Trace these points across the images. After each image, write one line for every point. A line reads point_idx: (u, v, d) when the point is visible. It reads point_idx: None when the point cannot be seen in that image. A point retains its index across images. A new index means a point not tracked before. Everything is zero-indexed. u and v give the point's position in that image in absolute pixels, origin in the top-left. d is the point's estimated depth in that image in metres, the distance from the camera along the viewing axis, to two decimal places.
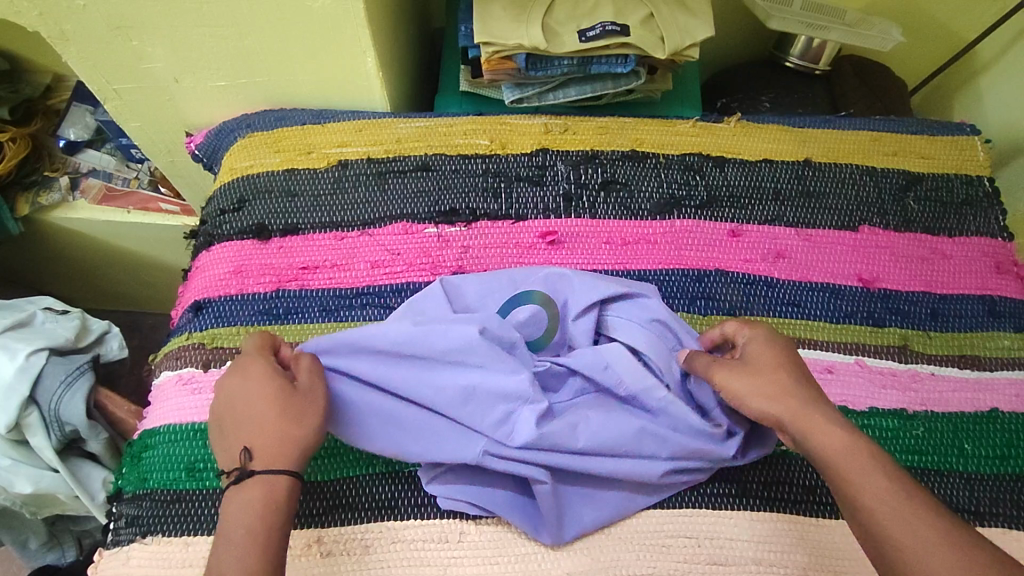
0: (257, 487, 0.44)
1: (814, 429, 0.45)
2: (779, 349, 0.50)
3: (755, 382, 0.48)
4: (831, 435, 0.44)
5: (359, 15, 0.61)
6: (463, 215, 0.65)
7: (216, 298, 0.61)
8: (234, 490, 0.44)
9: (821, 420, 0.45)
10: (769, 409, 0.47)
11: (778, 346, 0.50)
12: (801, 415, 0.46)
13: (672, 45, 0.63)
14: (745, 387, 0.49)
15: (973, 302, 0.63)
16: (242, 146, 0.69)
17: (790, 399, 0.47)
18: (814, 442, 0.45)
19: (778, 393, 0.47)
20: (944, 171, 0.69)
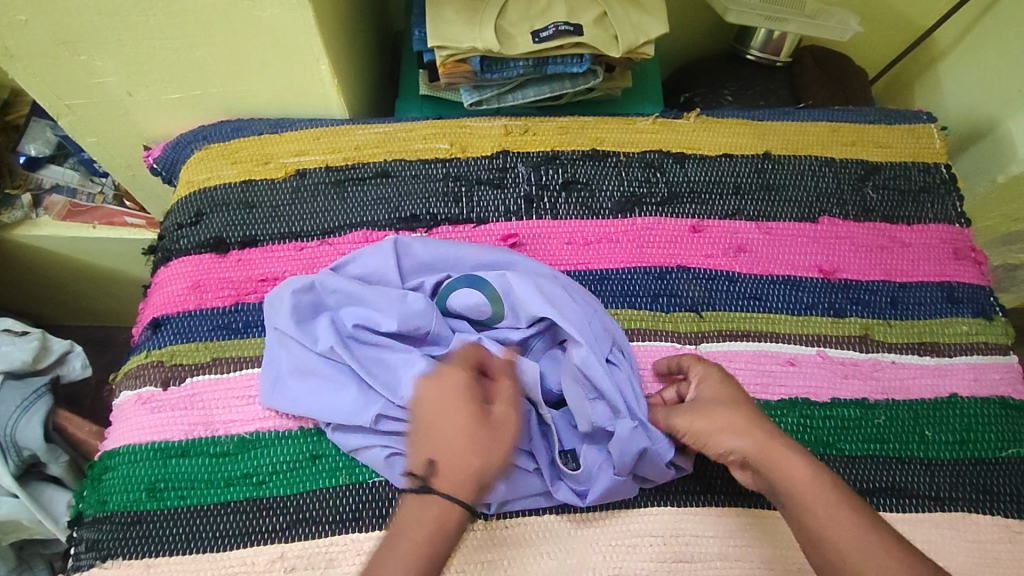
0: (437, 505, 0.47)
1: (778, 463, 0.47)
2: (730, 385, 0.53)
3: (720, 420, 0.50)
4: (794, 468, 0.47)
5: (310, 24, 0.60)
6: (424, 220, 0.65)
7: (175, 314, 0.61)
8: (413, 501, 0.48)
9: (783, 455, 0.47)
10: (735, 445, 0.49)
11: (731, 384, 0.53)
12: (767, 453, 0.48)
13: (626, 43, 0.63)
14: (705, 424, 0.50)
15: (931, 288, 0.64)
16: (198, 158, 0.69)
17: (752, 434, 0.49)
18: (776, 475, 0.47)
19: (740, 427, 0.49)
20: (902, 159, 0.70)
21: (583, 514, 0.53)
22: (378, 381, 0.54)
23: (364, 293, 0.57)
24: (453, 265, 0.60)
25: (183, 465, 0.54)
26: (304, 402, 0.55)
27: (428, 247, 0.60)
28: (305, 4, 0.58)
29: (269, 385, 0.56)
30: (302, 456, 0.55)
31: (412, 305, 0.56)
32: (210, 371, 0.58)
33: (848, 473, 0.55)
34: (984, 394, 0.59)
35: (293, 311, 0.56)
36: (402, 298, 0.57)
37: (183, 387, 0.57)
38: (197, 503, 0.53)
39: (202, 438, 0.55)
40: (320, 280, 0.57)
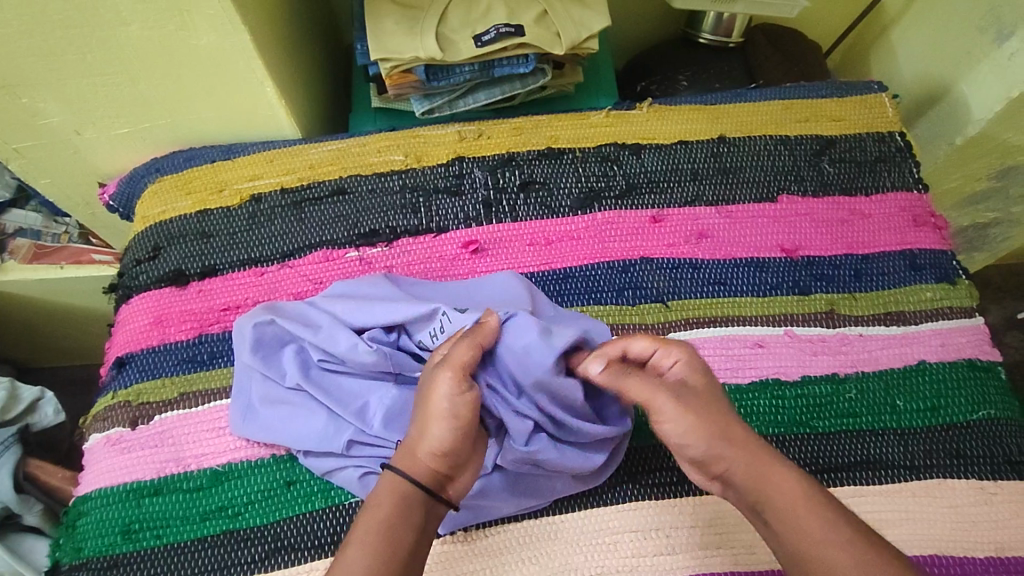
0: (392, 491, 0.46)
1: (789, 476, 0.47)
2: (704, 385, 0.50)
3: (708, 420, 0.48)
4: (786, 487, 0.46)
5: (248, 47, 0.59)
6: (384, 234, 0.65)
7: (139, 351, 0.60)
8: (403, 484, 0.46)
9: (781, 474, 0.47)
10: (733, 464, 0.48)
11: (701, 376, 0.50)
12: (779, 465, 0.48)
13: (569, 40, 0.62)
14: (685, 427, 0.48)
15: (894, 258, 0.64)
16: (153, 192, 0.68)
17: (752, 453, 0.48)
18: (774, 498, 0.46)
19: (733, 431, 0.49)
20: (857, 131, 0.70)
21: (562, 516, 0.53)
22: (346, 407, 0.55)
23: (333, 327, 0.56)
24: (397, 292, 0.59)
25: (156, 504, 0.54)
26: (275, 429, 0.55)
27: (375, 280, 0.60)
28: (241, 27, 0.57)
29: (240, 415, 0.56)
30: (277, 483, 0.55)
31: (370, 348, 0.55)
32: (179, 407, 0.57)
33: (822, 451, 0.55)
34: (951, 358, 0.59)
35: (256, 344, 0.57)
36: (355, 346, 0.55)
37: (152, 425, 0.57)
38: (172, 541, 0.52)
39: (174, 475, 0.55)
40: (299, 313, 0.59)
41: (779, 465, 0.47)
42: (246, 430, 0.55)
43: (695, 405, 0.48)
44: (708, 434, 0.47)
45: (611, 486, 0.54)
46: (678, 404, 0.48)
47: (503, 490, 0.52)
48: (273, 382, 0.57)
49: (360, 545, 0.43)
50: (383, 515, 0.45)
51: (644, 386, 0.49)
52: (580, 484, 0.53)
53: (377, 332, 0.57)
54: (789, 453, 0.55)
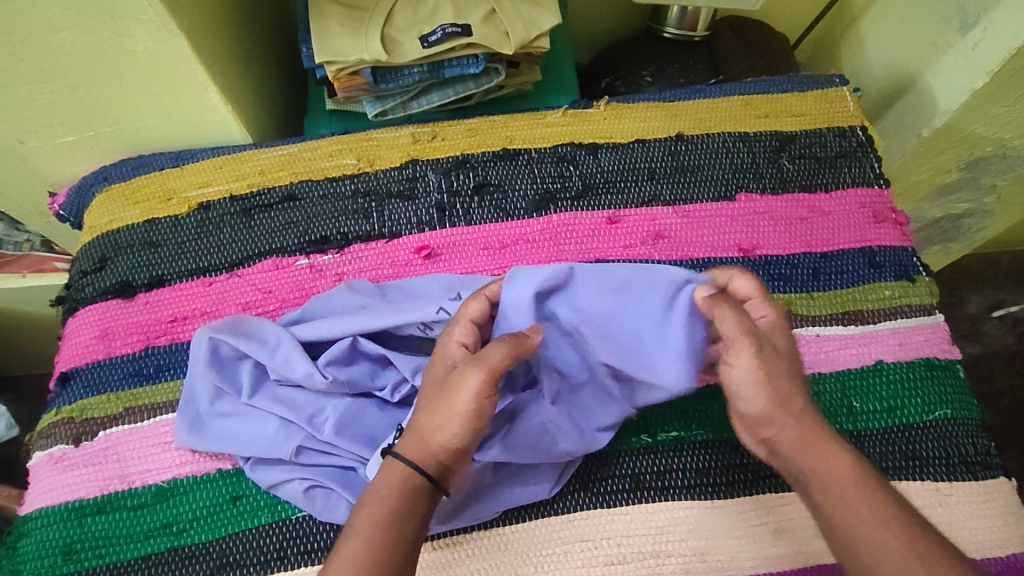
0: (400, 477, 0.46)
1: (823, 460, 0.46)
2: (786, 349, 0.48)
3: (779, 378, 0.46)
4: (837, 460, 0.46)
5: (188, 53, 0.58)
6: (335, 240, 0.63)
7: (84, 366, 0.59)
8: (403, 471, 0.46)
9: (828, 447, 0.46)
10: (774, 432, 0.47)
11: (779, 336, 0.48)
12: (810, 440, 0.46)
13: (518, 39, 0.61)
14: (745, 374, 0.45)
15: (853, 255, 0.63)
16: (100, 201, 0.66)
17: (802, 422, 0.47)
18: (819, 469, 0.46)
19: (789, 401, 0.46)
20: (817, 126, 0.68)
21: (512, 526, 0.52)
22: (299, 412, 0.54)
23: (290, 350, 0.55)
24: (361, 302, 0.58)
25: (98, 523, 0.53)
26: (225, 439, 0.54)
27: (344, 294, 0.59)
28: (179, 33, 0.55)
29: (187, 427, 0.55)
30: (222, 499, 0.54)
31: (326, 374, 0.54)
32: (124, 422, 0.56)
33: None
34: (908, 358, 0.58)
35: (210, 357, 0.56)
36: (310, 374, 0.53)
37: (96, 442, 0.56)
38: (115, 560, 0.52)
39: (118, 492, 0.54)
40: (261, 328, 0.57)
41: (809, 446, 0.46)
42: (197, 441, 0.54)
43: (774, 365, 0.46)
44: (773, 394, 0.46)
45: (563, 495, 0.53)
46: (761, 359, 0.45)
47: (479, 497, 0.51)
48: (229, 396, 0.56)
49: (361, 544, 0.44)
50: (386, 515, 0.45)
51: (740, 326, 0.45)
52: (541, 492, 0.53)
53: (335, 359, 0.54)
54: (742, 458, 0.55)
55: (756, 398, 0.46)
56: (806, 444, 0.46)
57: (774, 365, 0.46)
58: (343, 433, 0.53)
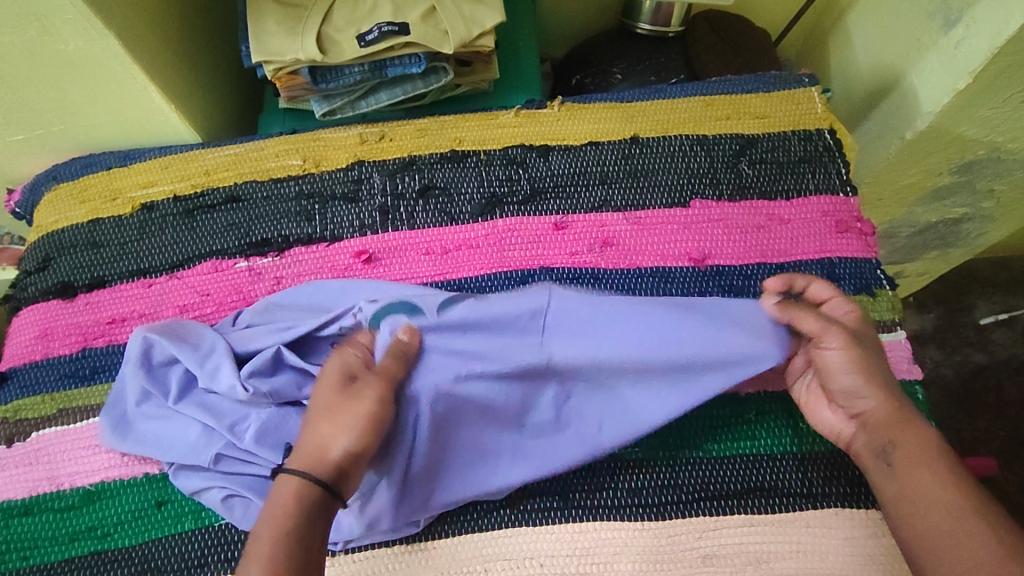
0: (289, 485, 0.46)
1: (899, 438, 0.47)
2: (870, 334, 0.51)
3: (861, 362, 0.49)
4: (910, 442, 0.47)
5: (120, 51, 0.57)
6: (274, 243, 0.62)
7: (22, 367, 0.59)
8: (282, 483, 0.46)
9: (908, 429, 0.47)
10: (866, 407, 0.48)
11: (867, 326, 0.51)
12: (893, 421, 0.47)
13: (458, 38, 0.59)
14: (841, 356, 0.49)
15: (811, 267, 0.60)
16: (49, 200, 0.66)
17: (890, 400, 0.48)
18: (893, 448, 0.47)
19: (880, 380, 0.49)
20: (781, 129, 0.65)
21: (434, 542, 0.51)
22: (221, 420, 0.53)
23: (220, 357, 0.54)
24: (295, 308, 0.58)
25: (24, 524, 0.53)
26: (148, 443, 0.54)
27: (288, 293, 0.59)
28: (107, 32, 0.55)
29: (111, 429, 0.54)
30: (148, 504, 0.53)
31: (248, 386, 0.53)
32: (56, 424, 0.56)
33: (712, 476, 0.52)
34: None
35: (141, 361, 0.55)
36: (232, 386, 0.53)
37: (28, 443, 0.56)
38: (39, 563, 0.52)
39: (46, 494, 0.54)
40: (200, 334, 0.57)
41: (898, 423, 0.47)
42: (123, 444, 0.54)
43: (864, 352, 0.49)
44: (871, 379, 0.49)
45: (488, 511, 0.52)
46: (852, 344, 0.49)
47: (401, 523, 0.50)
48: (158, 399, 0.55)
49: (263, 555, 0.43)
50: (286, 523, 0.45)
51: (819, 319, 0.50)
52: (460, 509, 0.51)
53: (257, 370, 0.53)
54: (677, 478, 0.52)
55: (849, 379, 0.49)
56: (891, 422, 0.48)
57: (862, 352, 0.49)
58: (262, 443, 0.51)
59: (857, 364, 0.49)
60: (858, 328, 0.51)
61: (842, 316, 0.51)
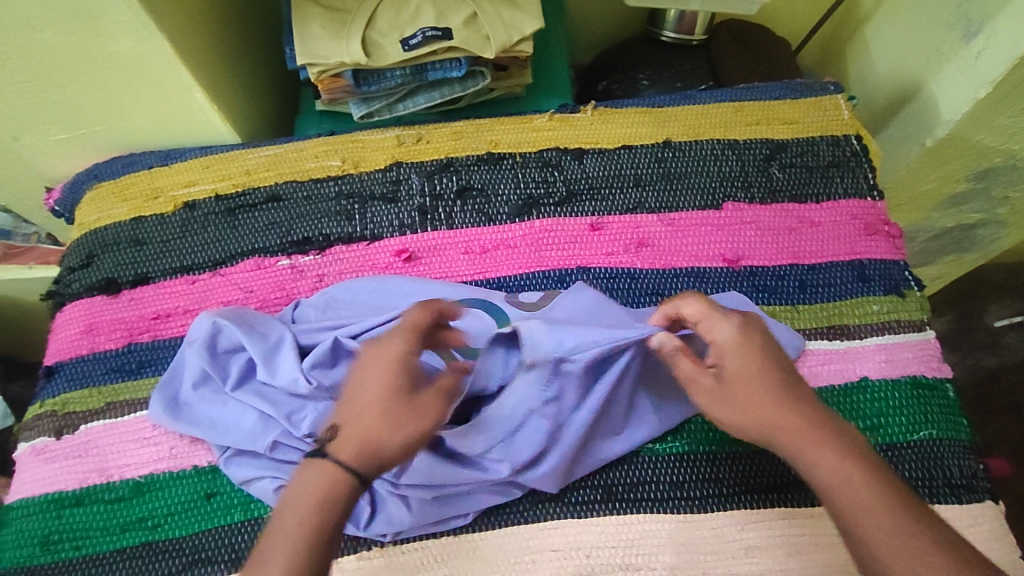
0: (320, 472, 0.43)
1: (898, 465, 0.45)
2: (751, 358, 0.47)
3: (755, 398, 0.45)
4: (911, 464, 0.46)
5: (170, 52, 0.58)
6: (316, 242, 0.64)
7: (68, 361, 0.60)
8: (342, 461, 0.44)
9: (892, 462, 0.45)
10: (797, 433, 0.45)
11: (751, 354, 0.47)
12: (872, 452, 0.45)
13: (499, 43, 0.60)
14: (725, 409, 0.46)
15: (841, 268, 0.61)
16: (91, 198, 0.68)
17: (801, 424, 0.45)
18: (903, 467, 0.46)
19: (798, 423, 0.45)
20: (809, 135, 0.67)
21: (482, 533, 0.52)
22: (278, 408, 0.53)
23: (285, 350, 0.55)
24: (353, 303, 0.59)
25: (76, 515, 0.54)
26: (202, 425, 0.54)
27: (347, 289, 0.60)
28: (158, 33, 0.56)
29: (163, 408, 0.55)
30: (197, 495, 0.54)
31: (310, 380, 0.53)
32: (103, 417, 0.57)
33: (752, 470, 0.54)
34: (895, 376, 0.57)
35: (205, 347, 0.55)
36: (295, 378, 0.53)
37: (77, 435, 0.57)
38: (91, 552, 0.53)
39: (96, 485, 0.55)
40: (266, 322, 0.57)
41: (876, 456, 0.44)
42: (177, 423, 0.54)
43: (728, 390, 0.46)
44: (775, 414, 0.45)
45: (534, 503, 0.53)
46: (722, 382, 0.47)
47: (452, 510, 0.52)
48: (215, 383, 0.56)
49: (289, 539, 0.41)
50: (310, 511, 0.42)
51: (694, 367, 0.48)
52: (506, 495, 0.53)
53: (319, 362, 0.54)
54: (717, 472, 0.54)
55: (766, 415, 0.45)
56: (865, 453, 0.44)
57: (734, 392, 0.46)
58: (318, 434, 0.52)
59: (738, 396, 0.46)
60: (735, 349, 0.47)
61: (722, 338, 0.48)
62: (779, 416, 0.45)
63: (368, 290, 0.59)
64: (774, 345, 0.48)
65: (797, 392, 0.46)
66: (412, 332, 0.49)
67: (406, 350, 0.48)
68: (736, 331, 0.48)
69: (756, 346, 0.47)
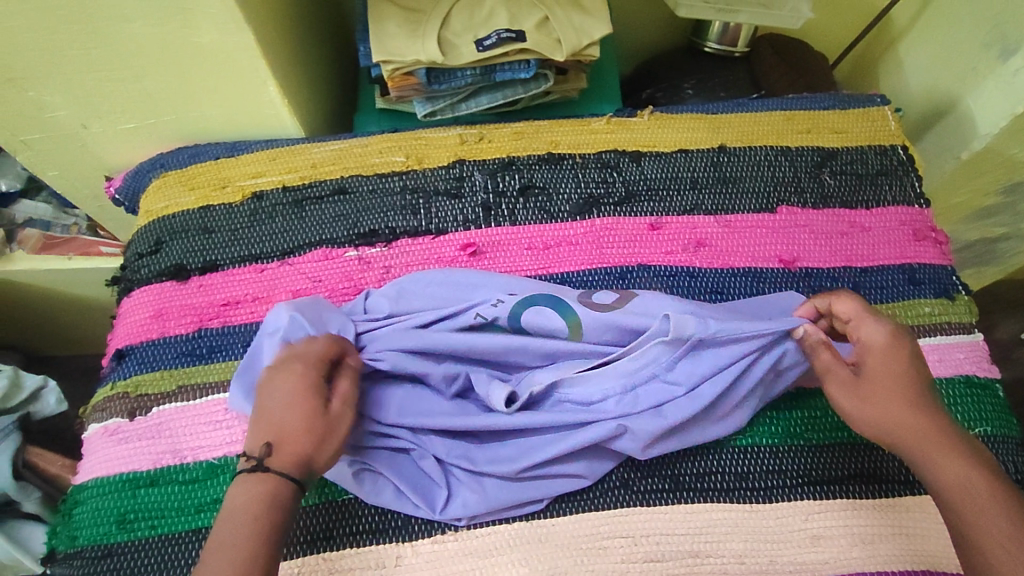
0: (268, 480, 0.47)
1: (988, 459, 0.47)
2: (902, 359, 0.51)
3: (883, 398, 0.49)
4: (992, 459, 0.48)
5: (252, 45, 0.60)
6: (383, 234, 0.65)
7: (139, 344, 0.61)
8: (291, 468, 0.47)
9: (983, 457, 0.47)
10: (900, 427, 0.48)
11: (896, 356, 0.51)
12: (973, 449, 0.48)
13: (570, 46, 0.62)
14: (857, 405, 0.50)
15: (893, 272, 0.64)
16: (156, 186, 0.69)
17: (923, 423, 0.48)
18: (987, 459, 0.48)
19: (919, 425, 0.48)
20: (858, 144, 0.69)
21: (553, 519, 0.54)
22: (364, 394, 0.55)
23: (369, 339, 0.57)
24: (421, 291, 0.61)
25: (151, 495, 0.55)
26: None
27: (417, 279, 0.61)
28: (243, 26, 0.58)
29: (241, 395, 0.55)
30: None
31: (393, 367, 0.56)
32: (176, 400, 0.58)
33: (813, 463, 0.56)
34: (948, 374, 0.59)
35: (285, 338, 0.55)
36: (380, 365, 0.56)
37: (150, 417, 0.58)
38: (167, 532, 0.53)
39: (170, 466, 0.56)
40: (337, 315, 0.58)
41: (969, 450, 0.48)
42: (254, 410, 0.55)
43: (871, 386, 0.50)
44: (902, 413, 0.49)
45: (604, 491, 0.55)
46: (864, 379, 0.51)
47: (523, 496, 0.53)
48: None
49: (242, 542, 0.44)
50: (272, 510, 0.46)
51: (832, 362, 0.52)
52: (578, 482, 0.54)
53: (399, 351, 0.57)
54: (780, 465, 0.56)
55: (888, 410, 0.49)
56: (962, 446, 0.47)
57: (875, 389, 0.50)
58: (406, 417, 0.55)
59: (874, 399, 0.50)
60: (885, 350, 0.51)
61: (869, 337, 0.52)
62: (907, 416, 0.49)
63: (439, 281, 0.61)
64: (917, 355, 0.52)
65: (925, 396, 0.50)
66: (317, 362, 0.51)
67: (313, 377, 0.50)
68: (885, 332, 0.52)
69: (901, 349, 0.51)
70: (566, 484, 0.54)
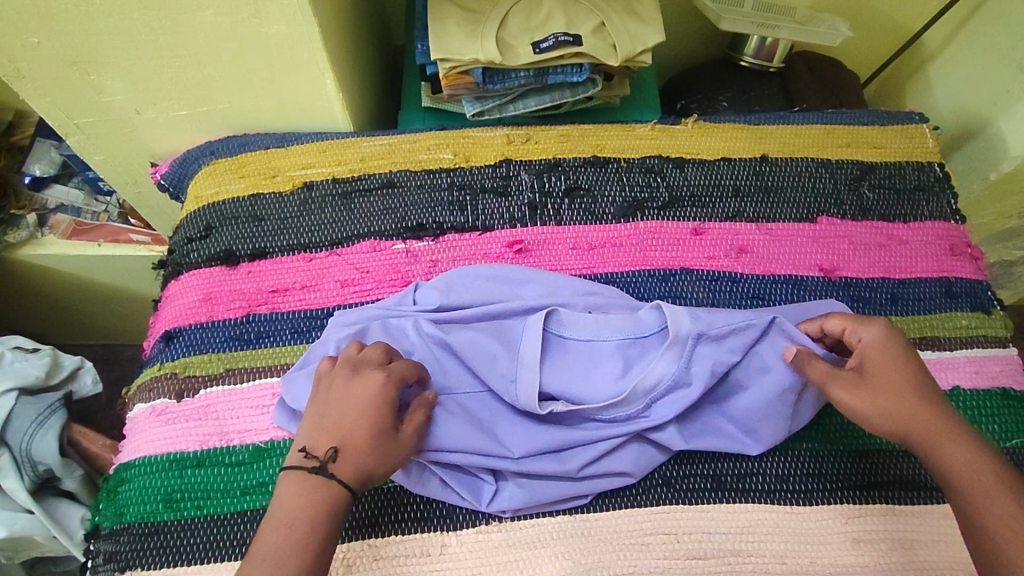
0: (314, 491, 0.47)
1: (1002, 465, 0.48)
2: (901, 359, 0.52)
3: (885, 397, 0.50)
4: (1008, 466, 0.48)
5: (316, 38, 0.61)
6: (431, 229, 0.66)
7: (187, 327, 0.62)
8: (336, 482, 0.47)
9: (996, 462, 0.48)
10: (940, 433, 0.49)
11: (894, 355, 0.52)
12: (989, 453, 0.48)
13: (625, 53, 0.64)
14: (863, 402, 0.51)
15: (930, 284, 0.65)
16: (206, 173, 0.70)
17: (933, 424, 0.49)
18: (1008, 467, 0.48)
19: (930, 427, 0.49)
20: (897, 159, 0.71)
21: (596, 514, 0.54)
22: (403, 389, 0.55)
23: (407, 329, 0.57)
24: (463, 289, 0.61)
25: (197, 475, 0.55)
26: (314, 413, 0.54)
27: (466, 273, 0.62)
28: (311, 19, 0.59)
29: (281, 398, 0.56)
30: None
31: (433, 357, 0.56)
32: (223, 383, 0.59)
33: (852, 467, 0.57)
34: (985, 386, 0.60)
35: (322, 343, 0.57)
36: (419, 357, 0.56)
37: (197, 399, 0.58)
38: (212, 513, 0.54)
39: (217, 448, 0.56)
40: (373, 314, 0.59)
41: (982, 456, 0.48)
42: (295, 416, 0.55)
43: (868, 385, 0.51)
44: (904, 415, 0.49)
45: (647, 488, 0.55)
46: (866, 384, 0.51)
47: (568, 489, 0.54)
48: None
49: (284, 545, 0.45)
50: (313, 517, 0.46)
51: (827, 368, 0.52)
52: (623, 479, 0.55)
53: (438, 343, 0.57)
54: (821, 468, 0.56)
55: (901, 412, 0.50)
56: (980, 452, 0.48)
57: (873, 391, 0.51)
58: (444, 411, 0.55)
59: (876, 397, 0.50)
60: (884, 350, 0.52)
61: (867, 341, 0.53)
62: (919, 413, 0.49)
63: (487, 277, 0.62)
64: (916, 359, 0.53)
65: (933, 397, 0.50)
66: (394, 382, 0.51)
67: (386, 395, 0.50)
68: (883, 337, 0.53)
69: (899, 351, 0.52)
70: (609, 479, 0.55)
